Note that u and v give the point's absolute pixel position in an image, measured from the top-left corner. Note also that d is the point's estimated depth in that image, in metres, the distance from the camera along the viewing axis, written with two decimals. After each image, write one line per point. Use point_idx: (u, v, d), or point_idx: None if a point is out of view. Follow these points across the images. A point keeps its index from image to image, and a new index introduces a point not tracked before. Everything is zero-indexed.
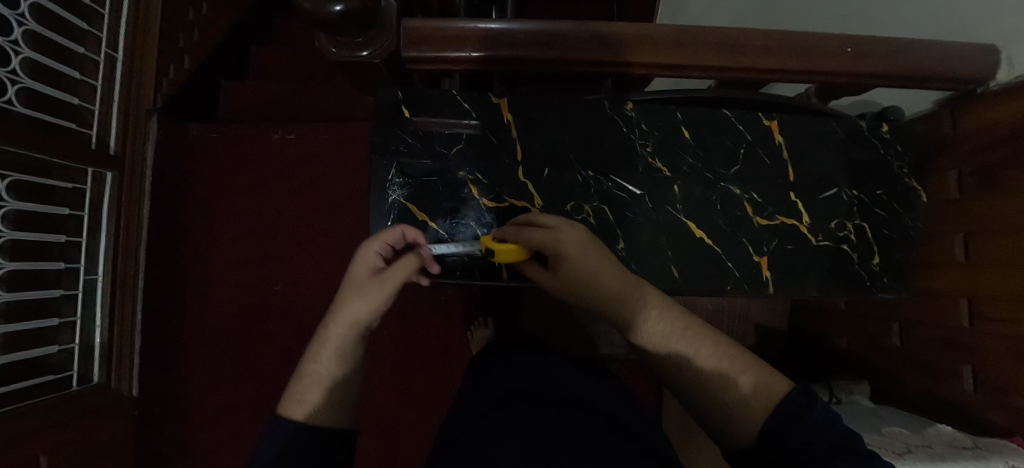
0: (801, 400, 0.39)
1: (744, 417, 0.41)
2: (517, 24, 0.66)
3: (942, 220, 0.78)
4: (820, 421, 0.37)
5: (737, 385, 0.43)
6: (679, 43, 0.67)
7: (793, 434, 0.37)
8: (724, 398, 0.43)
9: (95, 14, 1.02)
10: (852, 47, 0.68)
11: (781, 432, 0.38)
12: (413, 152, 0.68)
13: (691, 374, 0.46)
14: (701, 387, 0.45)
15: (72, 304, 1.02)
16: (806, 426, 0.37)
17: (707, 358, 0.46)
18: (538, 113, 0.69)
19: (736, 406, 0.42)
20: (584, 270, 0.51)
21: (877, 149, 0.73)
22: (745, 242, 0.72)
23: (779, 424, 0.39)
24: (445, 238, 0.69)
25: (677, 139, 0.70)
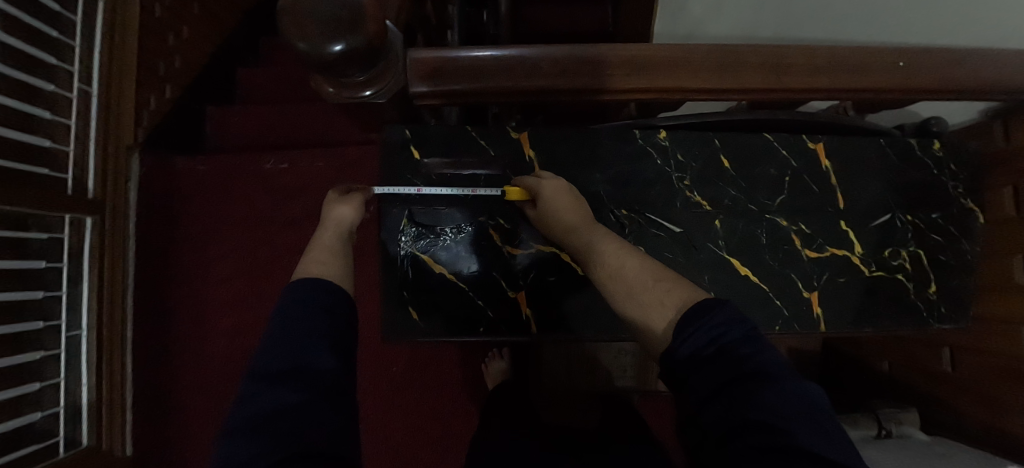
0: (705, 310, 0.35)
1: (659, 319, 0.39)
2: (537, 51, 0.59)
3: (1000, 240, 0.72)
4: (718, 337, 0.33)
5: (668, 292, 0.40)
6: (717, 66, 0.61)
7: (695, 336, 0.34)
8: (644, 304, 0.41)
9: (65, 47, 0.94)
10: (904, 60, 0.62)
11: (681, 340, 0.35)
12: (427, 200, 0.62)
13: (621, 286, 0.44)
14: (627, 299, 0.43)
15: (54, 364, 0.93)
16: (702, 346, 0.33)
17: (641, 274, 0.44)
18: (564, 147, 0.63)
19: (656, 307, 0.40)
20: (546, 206, 0.55)
21: (930, 169, 0.68)
22: (795, 278, 0.65)
23: (681, 329, 0.36)
24: (466, 291, 0.62)
25: (717, 169, 0.64)
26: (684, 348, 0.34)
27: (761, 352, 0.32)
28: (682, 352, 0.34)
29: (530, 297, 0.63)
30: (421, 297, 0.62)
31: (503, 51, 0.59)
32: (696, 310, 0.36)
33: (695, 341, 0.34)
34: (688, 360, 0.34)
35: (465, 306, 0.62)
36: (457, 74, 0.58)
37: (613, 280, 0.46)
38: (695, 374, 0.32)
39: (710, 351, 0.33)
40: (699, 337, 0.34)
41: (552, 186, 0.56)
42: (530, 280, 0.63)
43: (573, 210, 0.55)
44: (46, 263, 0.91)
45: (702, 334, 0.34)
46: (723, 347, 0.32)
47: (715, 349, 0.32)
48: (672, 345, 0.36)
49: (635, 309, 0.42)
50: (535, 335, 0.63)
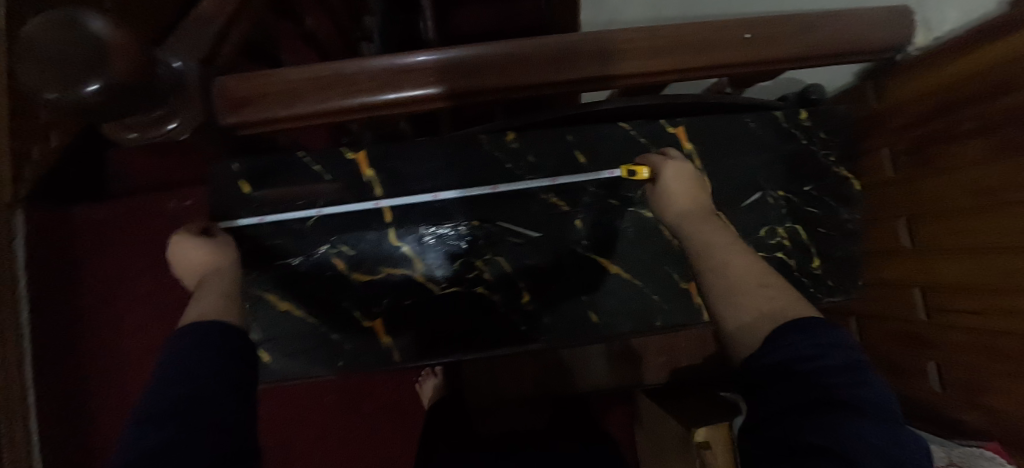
0: (807, 326, 0.36)
1: (747, 325, 0.39)
2: (358, 62, 0.55)
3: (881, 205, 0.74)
4: (800, 360, 0.34)
5: (764, 299, 0.40)
6: (559, 57, 0.57)
7: (777, 353, 0.35)
8: (738, 302, 0.41)
9: None
10: (751, 33, 0.59)
11: (763, 349, 0.36)
12: (262, 235, 0.58)
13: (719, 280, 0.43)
14: (723, 291, 0.43)
15: None
16: (782, 360, 0.34)
17: (743, 271, 0.43)
18: (405, 162, 0.59)
19: (746, 312, 0.40)
20: (661, 190, 0.54)
21: (800, 140, 0.65)
22: (670, 270, 0.62)
23: (772, 336, 0.36)
24: (316, 324, 0.59)
25: (571, 166, 0.60)
26: (765, 355, 0.35)
27: (832, 379, 0.32)
28: (760, 359, 0.36)
29: (388, 323, 0.59)
30: (270, 337, 0.59)
31: (320, 66, 0.54)
32: (794, 325, 0.36)
33: (776, 355, 0.35)
34: (765, 370, 0.35)
35: (318, 341, 0.59)
36: (273, 98, 0.53)
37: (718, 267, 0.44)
38: (773, 383, 0.34)
39: (786, 368, 0.34)
40: (800, 350, 0.34)
41: (675, 168, 0.54)
42: (384, 306, 0.59)
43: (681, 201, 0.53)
44: None
45: (787, 347, 0.35)
46: (801, 368, 0.33)
47: (800, 368, 0.33)
48: (753, 351, 0.37)
49: (725, 301, 0.42)
50: (398, 362, 0.59)
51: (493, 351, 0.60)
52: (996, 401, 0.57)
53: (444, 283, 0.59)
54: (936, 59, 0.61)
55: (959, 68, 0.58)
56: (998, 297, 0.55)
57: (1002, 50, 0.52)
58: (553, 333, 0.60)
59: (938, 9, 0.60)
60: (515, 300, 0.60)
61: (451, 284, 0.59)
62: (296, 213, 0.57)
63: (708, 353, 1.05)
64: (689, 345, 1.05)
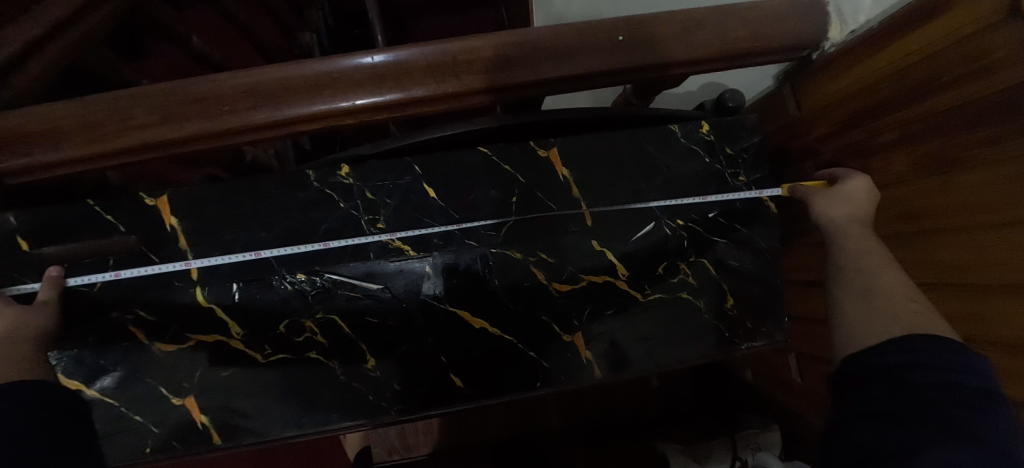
0: (954, 348, 0.32)
1: (873, 330, 0.37)
2: (139, 89, 0.45)
3: None
4: (919, 369, 0.32)
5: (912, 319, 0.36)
6: (390, 72, 0.47)
7: (898, 359, 0.33)
8: (877, 313, 0.38)
9: None
10: (625, 35, 0.50)
11: (881, 350, 0.34)
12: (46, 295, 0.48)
13: (862, 286, 0.41)
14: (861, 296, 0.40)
15: None
16: (898, 365, 0.33)
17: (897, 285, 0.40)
18: (217, 207, 0.50)
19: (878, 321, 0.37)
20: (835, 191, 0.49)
21: (701, 157, 0.56)
22: (549, 320, 0.53)
23: (895, 340, 0.35)
24: (113, 405, 0.49)
25: (418, 203, 0.51)
26: (877, 356, 0.34)
27: (964, 398, 0.29)
28: (869, 361, 0.35)
29: (201, 401, 0.49)
30: None
31: (93, 97, 0.45)
32: (924, 338, 0.34)
33: (896, 357, 0.33)
34: (872, 372, 0.34)
35: (116, 426, 0.49)
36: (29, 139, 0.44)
37: (864, 280, 0.41)
38: (875, 384, 0.33)
39: (901, 375, 0.32)
40: (933, 360, 0.32)
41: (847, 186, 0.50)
42: (196, 380, 0.49)
43: (860, 211, 0.48)
44: None
45: (901, 351, 0.33)
46: (919, 376, 0.32)
47: (921, 368, 0.32)
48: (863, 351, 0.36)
49: (859, 311, 0.39)
50: (218, 445, 0.49)
51: (337, 427, 0.50)
52: None
53: (269, 351, 0.49)
54: (850, 57, 0.52)
55: (877, 65, 0.48)
56: None
57: (913, 44, 0.44)
58: (410, 402, 0.51)
59: None
60: (358, 366, 0.50)
61: (277, 352, 0.49)
62: (93, 276, 0.49)
63: (650, 390, 0.94)
64: (627, 383, 0.95)
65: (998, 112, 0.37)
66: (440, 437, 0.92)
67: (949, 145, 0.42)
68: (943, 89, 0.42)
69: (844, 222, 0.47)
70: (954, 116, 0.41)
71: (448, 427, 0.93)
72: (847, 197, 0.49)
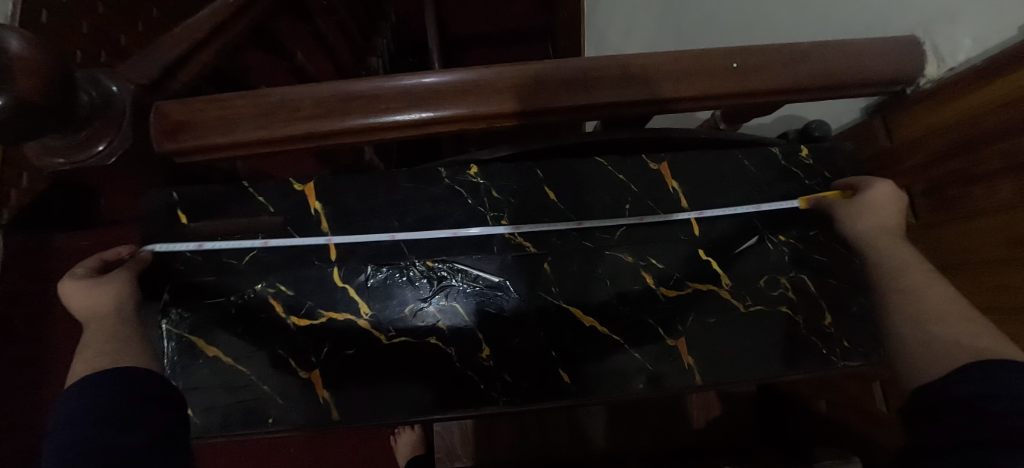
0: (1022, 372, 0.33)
1: (937, 359, 0.38)
2: (305, 87, 0.51)
3: None
4: (991, 397, 0.32)
5: (971, 345, 0.37)
6: (526, 82, 0.52)
7: (965, 388, 0.34)
8: (932, 339, 0.39)
9: None
10: (737, 62, 0.54)
11: (951, 380, 0.35)
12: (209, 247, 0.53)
13: (913, 312, 0.42)
14: (915, 318, 0.42)
15: None
16: (970, 395, 0.33)
17: (948, 304, 0.41)
18: (357, 197, 0.54)
19: (936, 346, 0.39)
20: (863, 202, 0.51)
21: (800, 180, 0.59)
22: (654, 323, 0.54)
23: (962, 368, 0.35)
24: (245, 374, 0.51)
25: (538, 203, 0.55)
26: (949, 386, 0.35)
27: None
28: (941, 390, 0.35)
29: (326, 376, 0.51)
30: (187, 389, 0.51)
31: (266, 92, 0.51)
32: (999, 366, 0.34)
33: (970, 386, 0.34)
34: (949, 402, 0.34)
35: (243, 394, 0.51)
36: (206, 126, 0.50)
37: (914, 303, 0.43)
38: (949, 416, 0.34)
39: (975, 405, 0.33)
40: (1004, 387, 0.32)
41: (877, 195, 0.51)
42: (323, 356, 0.51)
43: (887, 218, 0.50)
44: None
45: (972, 380, 0.34)
46: (991, 405, 0.32)
47: (995, 396, 0.32)
48: (935, 382, 0.36)
49: (917, 339, 0.40)
50: (336, 422, 0.50)
51: (452, 413, 0.51)
52: None
53: (392, 333, 0.52)
54: (950, 92, 0.55)
55: (979, 98, 0.51)
56: None
57: (1019, 80, 0.47)
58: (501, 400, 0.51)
59: (947, 37, 0.53)
60: (473, 353, 0.52)
61: (400, 334, 0.52)
62: (212, 246, 0.52)
63: (712, 417, 0.93)
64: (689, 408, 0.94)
65: None
66: (501, 448, 0.93)
67: None
68: None
69: (874, 235, 0.49)
70: None
71: (510, 437, 0.93)
72: (872, 205, 0.51)
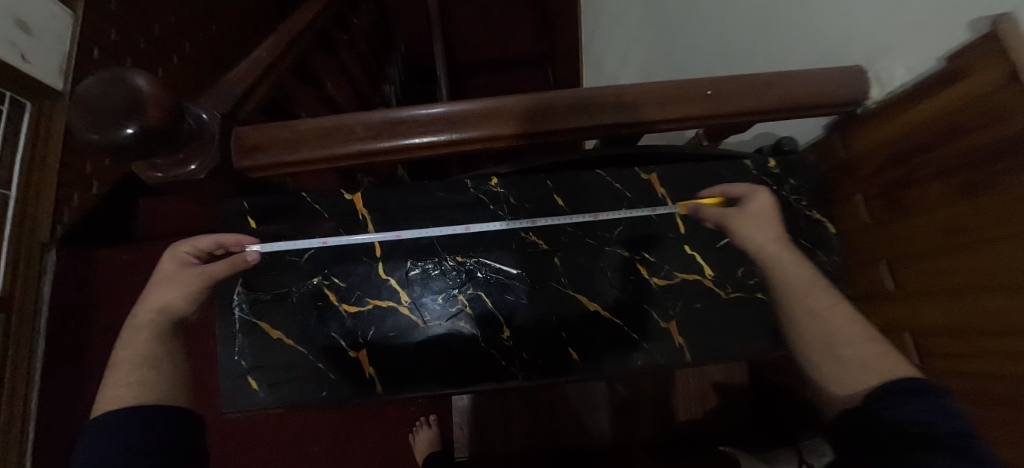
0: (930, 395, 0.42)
1: (854, 382, 0.47)
2: (357, 115, 0.62)
3: (859, 251, 0.75)
4: (921, 422, 0.41)
5: (869, 366, 0.47)
6: (536, 109, 0.63)
7: (896, 414, 0.42)
8: (846, 365, 0.48)
9: None
10: (711, 89, 0.66)
11: (879, 405, 0.43)
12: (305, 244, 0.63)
13: (822, 338, 0.50)
14: (827, 343, 0.50)
15: None
16: (899, 419, 0.42)
17: (845, 324, 0.50)
18: (396, 203, 0.64)
19: (850, 371, 0.47)
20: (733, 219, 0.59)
21: (771, 186, 0.70)
22: (649, 309, 0.64)
23: (881, 394, 0.44)
24: (304, 354, 0.60)
25: (549, 208, 0.65)
26: (881, 412, 0.43)
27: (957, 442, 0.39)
28: (873, 414, 0.43)
29: (372, 355, 0.60)
30: (255, 366, 0.60)
31: (324, 119, 0.62)
32: (914, 392, 0.43)
33: (898, 411, 0.42)
34: (883, 426, 0.42)
35: (303, 371, 0.60)
36: (276, 147, 0.61)
37: (820, 329, 0.51)
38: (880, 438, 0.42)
39: (905, 428, 0.41)
40: (920, 411, 0.41)
41: (753, 208, 0.59)
42: (370, 337, 0.61)
43: (760, 227, 0.58)
44: None
45: (897, 404, 0.42)
46: (914, 425, 0.41)
47: (924, 422, 0.41)
48: (865, 406, 0.44)
49: (833, 364, 0.49)
50: (380, 395, 0.59)
51: (478, 386, 0.60)
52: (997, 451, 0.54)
53: (428, 317, 0.62)
54: (892, 112, 0.66)
55: (916, 117, 0.61)
56: (983, 353, 0.54)
57: (941, 102, 0.57)
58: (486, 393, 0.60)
59: (886, 66, 0.63)
60: (496, 334, 0.62)
61: (434, 318, 0.62)
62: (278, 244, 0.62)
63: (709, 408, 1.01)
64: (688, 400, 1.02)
65: (1011, 150, 0.47)
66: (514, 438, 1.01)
67: (978, 177, 0.53)
68: (967, 133, 0.54)
69: (762, 250, 0.56)
70: (973, 154, 0.53)
71: (523, 428, 1.01)
72: (750, 217, 0.59)
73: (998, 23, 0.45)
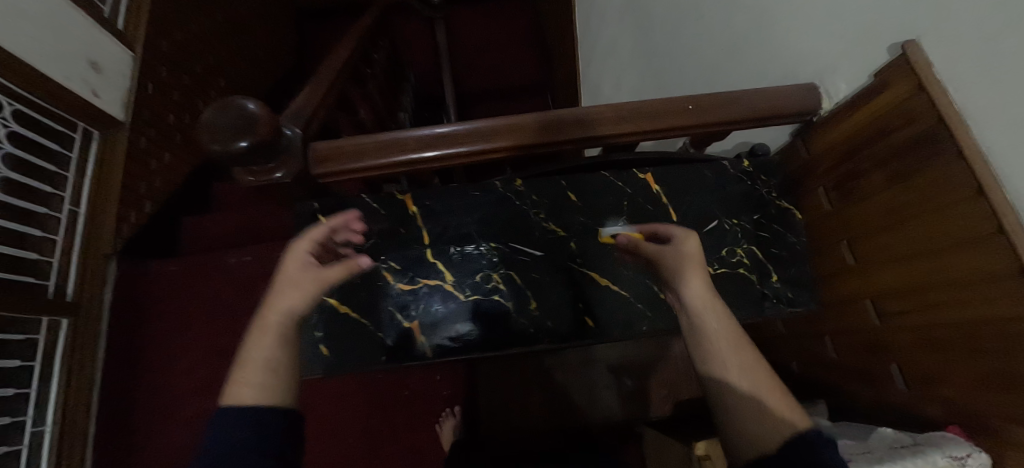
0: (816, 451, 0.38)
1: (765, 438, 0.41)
2: (407, 131, 0.77)
3: (823, 235, 0.88)
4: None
5: (779, 421, 0.41)
6: (550, 123, 0.78)
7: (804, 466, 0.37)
8: (767, 419, 0.41)
9: (53, 197, 1.18)
10: (693, 103, 0.81)
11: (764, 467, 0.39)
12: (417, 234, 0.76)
13: (729, 392, 0.44)
14: (732, 397, 0.44)
15: (19, 432, 1.04)
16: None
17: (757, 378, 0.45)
18: (441, 202, 0.78)
19: (756, 427, 0.41)
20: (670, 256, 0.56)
21: (746, 182, 0.84)
22: (651, 283, 0.77)
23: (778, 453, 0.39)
24: (367, 325, 0.73)
25: (565, 203, 0.79)
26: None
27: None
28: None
29: (423, 325, 0.73)
30: (327, 335, 0.72)
31: (381, 135, 0.77)
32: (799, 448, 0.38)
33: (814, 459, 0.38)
34: None
35: (367, 339, 0.72)
36: (343, 157, 0.74)
37: (727, 378, 0.45)
38: None
39: None
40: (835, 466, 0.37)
41: (676, 251, 0.57)
42: (421, 311, 0.74)
43: (690, 267, 0.55)
44: (20, 362, 1.04)
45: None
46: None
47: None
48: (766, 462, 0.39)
49: (744, 423, 0.42)
50: (431, 357, 0.72)
51: (513, 349, 0.73)
52: (944, 388, 0.65)
53: (469, 292, 0.74)
54: (838, 118, 0.79)
55: (854, 123, 0.75)
56: (934, 306, 0.65)
57: (869, 111, 0.71)
58: None
59: (833, 83, 0.78)
60: (525, 306, 0.75)
61: (474, 293, 0.75)
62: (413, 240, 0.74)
63: None
64: None
65: (930, 140, 0.61)
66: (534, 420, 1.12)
67: (908, 164, 0.66)
68: (892, 130, 0.68)
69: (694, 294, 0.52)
70: (903, 146, 0.66)
71: None
72: (678, 258, 0.56)
73: (907, 46, 0.59)
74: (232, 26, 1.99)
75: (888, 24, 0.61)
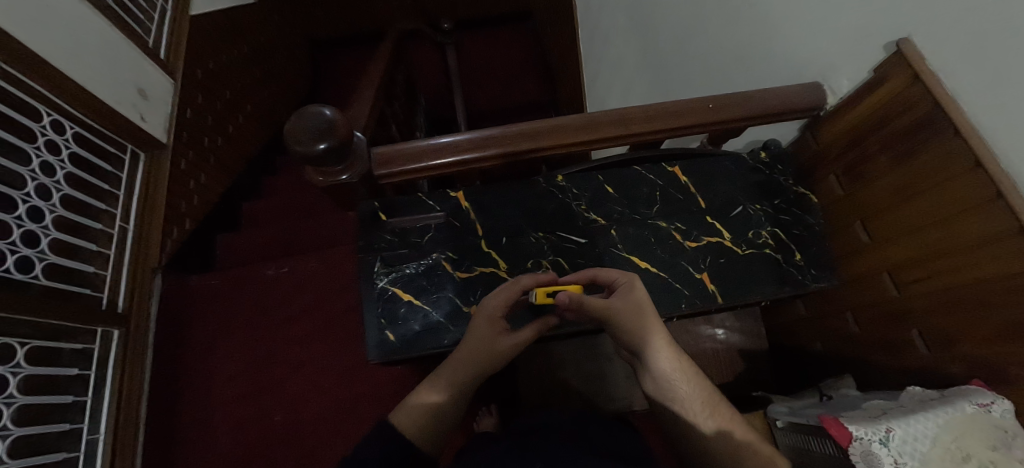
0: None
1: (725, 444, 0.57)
2: (457, 135, 0.85)
3: (836, 218, 0.96)
4: None
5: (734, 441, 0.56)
6: (586, 123, 0.86)
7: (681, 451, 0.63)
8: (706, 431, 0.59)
9: (106, 214, 1.25)
10: (713, 103, 0.89)
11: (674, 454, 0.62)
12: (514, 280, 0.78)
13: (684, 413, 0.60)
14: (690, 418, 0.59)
15: (77, 441, 1.06)
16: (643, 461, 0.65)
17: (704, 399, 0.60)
18: (490, 197, 0.86)
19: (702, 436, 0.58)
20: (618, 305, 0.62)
21: (764, 171, 0.92)
22: (686, 264, 0.84)
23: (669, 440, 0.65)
24: (429, 311, 0.80)
25: (603, 195, 0.87)
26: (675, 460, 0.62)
27: None
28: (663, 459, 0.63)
29: None
30: (393, 321, 0.79)
31: (434, 139, 0.84)
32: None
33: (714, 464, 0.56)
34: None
35: (429, 323, 0.79)
36: (402, 160, 0.82)
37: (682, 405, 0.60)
38: None
39: None
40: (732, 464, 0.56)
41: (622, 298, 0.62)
42: (479, 296, 0.81)
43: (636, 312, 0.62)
44: (78, 370, 1.08)
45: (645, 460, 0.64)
46: None
47: None
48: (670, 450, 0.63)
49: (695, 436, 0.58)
50: None
51: (565, 327, 0.79)
52: (963, 345, 0.71)
53: (522, 277, 0.82)
54: (840, 111, 0.88)
55: (855, 115, 0.85)
56: (945, 271, 0.72)
57: (867, 103, 0.81)
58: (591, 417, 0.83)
59: (835, 81, 0.86)
60: None
61: None
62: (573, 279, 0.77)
63: None
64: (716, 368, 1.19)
65: (928, 122, 0.69)
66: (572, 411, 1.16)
67: (910, 145, 0.74)
68: (894, 117, 0.76)
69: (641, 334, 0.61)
70: (903, 130, 0.75)
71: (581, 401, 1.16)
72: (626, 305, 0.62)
73: (900, 43, 0.68)
74: (256, 55, 2.11)
75: (880, 27, 0.70)
